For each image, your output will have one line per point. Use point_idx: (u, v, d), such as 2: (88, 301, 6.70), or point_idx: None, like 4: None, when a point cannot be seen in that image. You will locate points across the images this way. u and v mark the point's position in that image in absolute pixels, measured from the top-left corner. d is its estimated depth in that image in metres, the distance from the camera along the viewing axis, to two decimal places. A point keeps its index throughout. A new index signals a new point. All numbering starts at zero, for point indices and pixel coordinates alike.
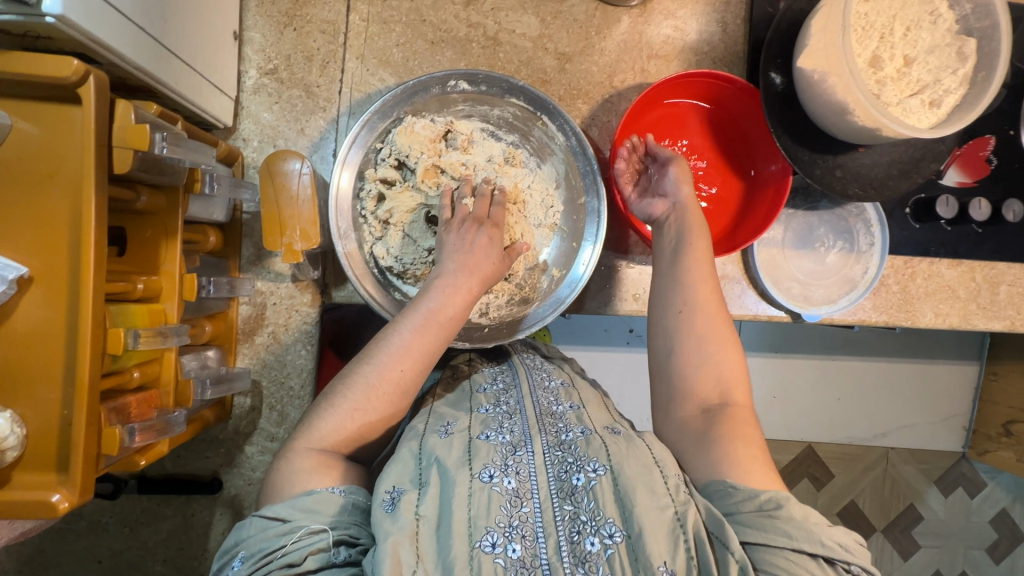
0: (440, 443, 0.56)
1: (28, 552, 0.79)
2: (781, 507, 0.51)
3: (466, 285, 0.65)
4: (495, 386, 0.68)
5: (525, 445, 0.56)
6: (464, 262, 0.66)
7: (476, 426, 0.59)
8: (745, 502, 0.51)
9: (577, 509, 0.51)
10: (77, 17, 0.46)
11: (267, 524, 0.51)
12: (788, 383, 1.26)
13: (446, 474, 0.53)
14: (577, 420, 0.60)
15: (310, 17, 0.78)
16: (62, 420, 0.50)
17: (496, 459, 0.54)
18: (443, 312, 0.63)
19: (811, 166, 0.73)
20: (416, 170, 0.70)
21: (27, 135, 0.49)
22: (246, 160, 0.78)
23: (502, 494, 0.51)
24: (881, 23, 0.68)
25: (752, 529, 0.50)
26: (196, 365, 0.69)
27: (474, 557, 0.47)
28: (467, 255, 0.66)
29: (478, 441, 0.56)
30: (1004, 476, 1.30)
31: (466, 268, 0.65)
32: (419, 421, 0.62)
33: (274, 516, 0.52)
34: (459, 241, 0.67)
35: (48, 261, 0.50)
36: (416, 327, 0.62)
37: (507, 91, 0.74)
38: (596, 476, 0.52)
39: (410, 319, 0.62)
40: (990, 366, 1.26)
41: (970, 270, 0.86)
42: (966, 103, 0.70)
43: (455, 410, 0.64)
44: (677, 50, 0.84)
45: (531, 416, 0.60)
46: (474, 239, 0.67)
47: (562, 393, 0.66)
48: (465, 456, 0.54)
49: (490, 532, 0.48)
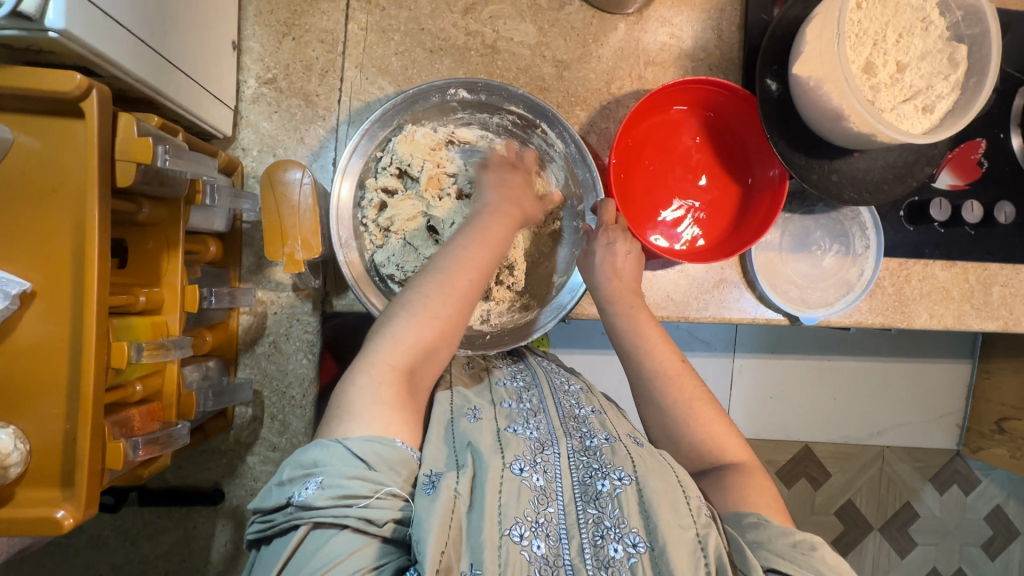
0: (472, 429, 0.59)
1: (27, 566, 0.79)
2: (816, 549, 0.51)
3: (510, 209, 0.69)
4: (516, 383, 0.69)
5: (552, 445, 0.57)
6: (504, 191, 0.70)
7: (502, 419, 0.61)
8: (779, 536, 0.52)
9: (601, 513, 0.50)
10: (79, 32, 0.46)
11: (352, 460, 0.50)
12: (786, 383, 1.27)
13: (480, 457, 0.54)
14: (601, 426, 0.61)
15: (308, 27, 0.78)
16: (65, 434, 0.50)
17: (526, 453, 0.55)
18: (491, 231, 0.66)
19: (808, 171, 0.74)
20: (420, 178, 0.71)
21: (29, 149, 0.49)
22: (245, 170, 0.78)
23: (531, 489, 0.52)
24: (874, 30, 0.69)
25: (786, 560, 0.50)
26: (198, 376, 0.69)
27: (503, 544, 0.47)
28: (505, 187, 0.71)
29: (507, 433, 0.58)
30: (998, 472, 1.32)
31: (506, 196, 0.70)
32: (445, 399, 0.64)
33: (358, 456, 0.50)
34: (497, 179, 0.71)
35: (52, 275, 0.50)
36: (471, 246, 0.64)
37: (506, 100, 0.72)
38: (622, 484, 0.52)
39: (462, 240, 0.65)
40: (983, 364, 1.27)
41: (963, 271, 0.87)
42: (958, 108, 0.71)
43: (479, 398, 0.65)
44: (673, 57, 0.85)
45: (555, 418, 0.62)
46: (513, 176, 0.72)
47: (582, 397, 0.68)
48: (498, 444, 0.56)
49: (518, 523, 0.49)
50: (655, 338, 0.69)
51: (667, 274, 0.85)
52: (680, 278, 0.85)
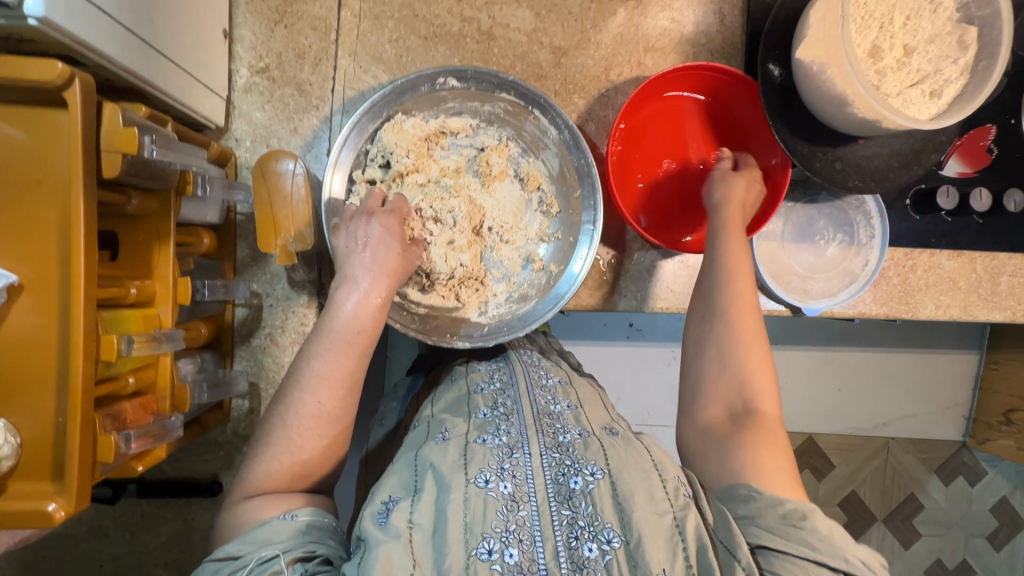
0: (436, 450, 0.56)
1: (28, 557, 0.79)
2: (808, 519, 0.50)
3: (372, 286, 0.61)
4: (492, 385, 0.68)
5: (523, 447, 0.56)
6: (365, 260, 0.61)
7: (473, 430, 0.58)
8: (770, 508, 0.51)
9: (575, 513, 0.50)
10: (60, 20, 0.45)
11: (219, 567, 0.50)
12: (790, 374, 1.25)
13: (442, 479, 0.52)
14: (575, 422, 0.60)
15: (301, 14, 0.77)
16: (57, 427, 0.50)
17: (492, 463, 0.53)
18: (354, 326, 0.59)
19: (811, 159, 0.73)
20: (392, 169, 0.69)
21: (14, 140, 0.48)
22: (238, 160, 0.77)
23: (498, 499, 0.50)
24: (881, 12, 0.67)
25: (777, 536, 0.49)
26: (192, 368, 0.68)
27: (471, 564, 0.46)
28: (367, 254, 0.61)
29: (474, 446, 0.55)
30: (1004, 464, 1.30)
31: (366, 270, 0.61)
32: (421, 428, 0.62)
33: (227, 557, 0.51)
34: (351, 239, 0.62)
35: (38, 268, 0.49)
36: (331, 351, 0.59)
37: (497, 87, 0.72)
38: (594, 480, 0.51)
39: (323, 342, 0.59)
40: (990, 355, 1.25)
41: (971, 261, 0.85)
42: (967, 93, 0.69)
43: (454, 415, 0.63)
44: (674, 42, 0.83)
45: (528, 416, 0.60)
46: (370, 232, 0.62)
47: (558, 392, 0.67)
48: (461, 461, 0.54)
49: (486, 538, 0.47)
50: (743, 292, 0.67)
51: (668, 265, 0.83)
52: (680, 269, 0.83)
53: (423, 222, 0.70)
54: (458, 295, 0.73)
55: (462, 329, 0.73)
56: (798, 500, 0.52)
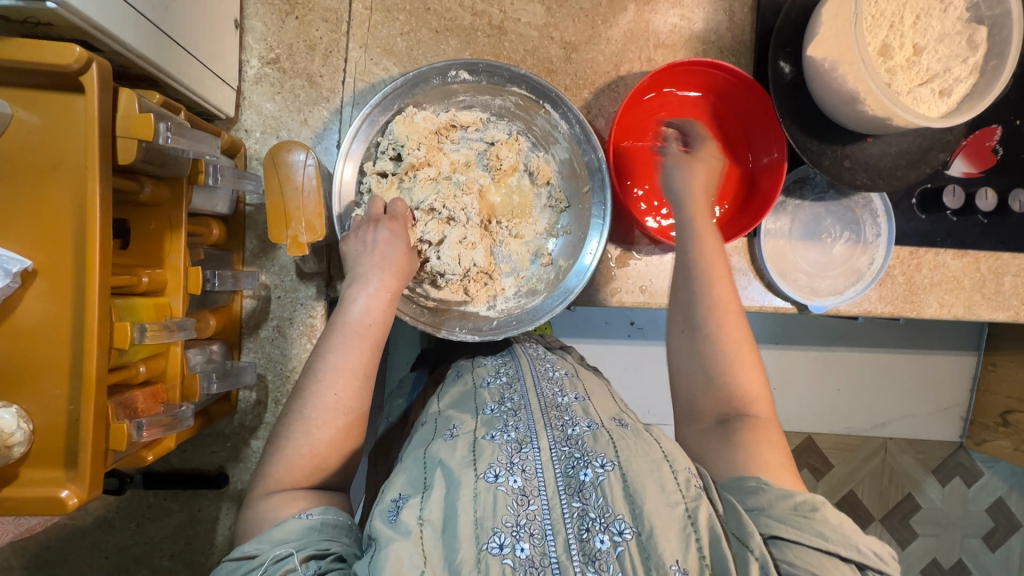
0: (444, 447, 0.56)
1: (33, 548, 0.78)
2: (817, 510, 0.51)
3: (380, 283, 0.62)
4: (499, 379, 0.68)
5: (531, 441, 0.56)
6: (372, 259, 0.62)
7: (480, 426, 0.58)
8: (780, 500, 0.51)
9: (585, 505, 0.50)
10: (78, 4, 0.45)
11: (235, 566, 0.50)
12: (792, 373, 1.26)
13: (451, 475, 0.52)
14: (583, 414, 0.60)
15: (312, 6, 0.77)
16: (69, 415, 0.49)
17: (501, 458, 0.53)
18: (365, 321, 0.61)
19: (820, 156, 0.73)
20: (404, 162, 0.69)
21: (29, 125, 0.48)
22: (248, 151, 0.76)
23: (508, 494, 0.50)
24: (891, 11, 0.67)
25: (789, 526, 0.49)
26: (202, 358, 0.67)
27: (483, 560, 0.46)
28: (374, 255, 0.62)
29: (482, 441, 0.55)
30: (1001, 465, 1.31)
31: (376, 267, 0.62)
32: (429, 426, 0.62)
33: (243, 555, 0.51)
34: (360, 245, 0.63)
35: (52, 254, 0.49)
36: (345, 343, 0.60)
37: (509, 80, 0.71)
38: (604, 471, 0.51)
39: (338, 336, 0.60)
40: (989, 357, 1.26)
41: (975, 261, 0.86)
42: (976, 92, 0.69)
43: (460, 411, 0.63)
44: (683, 39, 0.83)
45: (535, 411, 0.60)
46: (375, 237, 0.63)
47: (566, 384, 0.67)
48: (470, 457, 0.53)
49: (497, 533, 0.47)
50: (726, 299, 0.66)
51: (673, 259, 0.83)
52: None
53: (435, 222, 0.70)
54: (467, 289, 0.72)
55: (471, 322, 0.73)
56: (807, 492, 0.53)
